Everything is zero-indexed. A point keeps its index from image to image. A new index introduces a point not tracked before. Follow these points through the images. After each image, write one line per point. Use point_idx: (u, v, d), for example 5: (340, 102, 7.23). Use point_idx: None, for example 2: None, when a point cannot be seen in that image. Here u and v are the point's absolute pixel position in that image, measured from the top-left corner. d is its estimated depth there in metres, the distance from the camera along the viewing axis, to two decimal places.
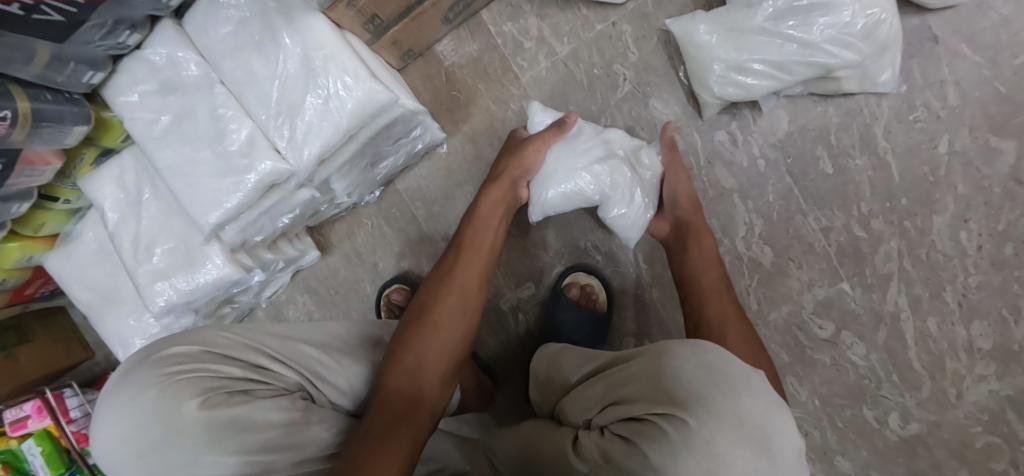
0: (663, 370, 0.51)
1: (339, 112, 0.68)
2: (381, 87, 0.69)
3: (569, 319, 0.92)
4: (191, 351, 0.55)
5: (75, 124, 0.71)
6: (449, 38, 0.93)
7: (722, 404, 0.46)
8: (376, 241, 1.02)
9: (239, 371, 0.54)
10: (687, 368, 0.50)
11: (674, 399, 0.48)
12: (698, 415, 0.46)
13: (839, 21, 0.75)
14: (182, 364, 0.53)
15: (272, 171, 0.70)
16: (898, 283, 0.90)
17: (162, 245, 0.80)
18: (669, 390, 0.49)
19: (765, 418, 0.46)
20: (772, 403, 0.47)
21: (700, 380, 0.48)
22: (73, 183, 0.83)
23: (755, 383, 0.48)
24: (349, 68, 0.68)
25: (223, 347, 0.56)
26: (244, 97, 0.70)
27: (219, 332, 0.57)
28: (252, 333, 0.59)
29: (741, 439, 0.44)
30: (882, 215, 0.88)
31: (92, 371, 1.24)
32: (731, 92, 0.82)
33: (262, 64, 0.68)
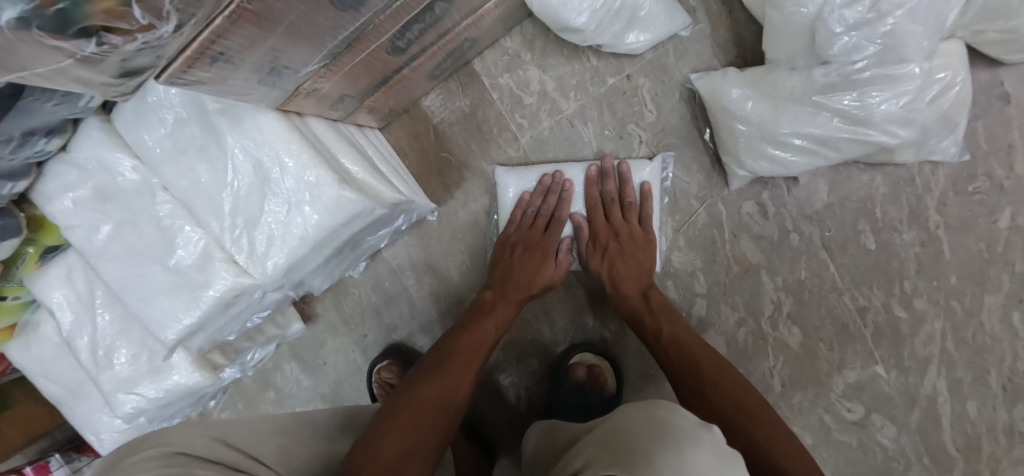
0: (613, 431, 0.49)
1: (302, 225, 0.58)
2: (353, 195, 0.57)
3: (573, 400, 0.86)
4: (158, 453, 0.44)
5: (4, 239, 0.61)
6: (437, 91, 0.80)
7: (665, 460, 0.43)
8: (365, 310, 0.93)
9: (226, 475, 0.45)
10: (631, 424, 0.48)
11: (615, 454, 0.45)
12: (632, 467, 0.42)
13: (902, 98, 0.62)
14: (160, 468, 0.42)
15: (232, 288, 0.61)
16: (938, 365, 0.81)
17: (123, 351, 0.72)
18: (612, 447, 0.46)
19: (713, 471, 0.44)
20: (721, 455, 0.46)
21: (641, 432, 0.47)
22: (20, 281, 0.73)
23: (700, 436, 0.47)
24: (312, 174, 0.56)
25: (196, 447, 0.47)
26: (193, 207, 0.59)
27: (188, 431, 0.49)
28: (224, 432, 0.52)
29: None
30: (927, 293, 0.79)
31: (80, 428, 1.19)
32: (765, 167, 0.70)
33: (210, 170, 0.57)
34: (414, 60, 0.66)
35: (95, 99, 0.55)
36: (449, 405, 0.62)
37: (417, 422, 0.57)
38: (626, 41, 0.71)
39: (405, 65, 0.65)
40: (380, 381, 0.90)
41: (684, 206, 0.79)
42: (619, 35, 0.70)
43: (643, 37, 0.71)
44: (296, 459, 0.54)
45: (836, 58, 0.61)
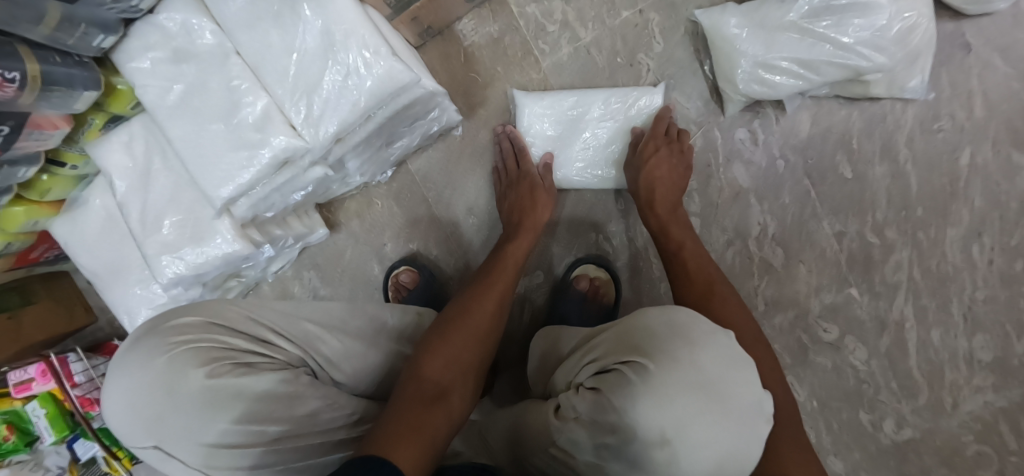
0: (638, 327, 0.57)
1: (357, 90, 0.66)
2: (401, 66, 0.66)
3: (574, 310, 0.92)
4: (200, 322, 0.61)
5: (85, 89, 0.69)
6: (470, 17, 0.90)
7: (682, 355, 0.52)
8: (385, 221, 1.01)
9: (247, 344, 0.60)
10: (652, 324, 0.56)
11: (637, 348, 0.55)
12: (655, 360, 0.52)
13: (875, 25, 0.73)
14: (195, 334, 0.59)
15: (286, 148, 0.69)
16: (905, 292, 0.90)
17: (170, 218, 0.79)
18: (635, 342, 0.56)
19: (721, 371, 0.52)
20: (733, 360, 0.53)
21: (661, 332, 0.55)
22: (82, 149, 0.81)
23: (718, 340, 0.54)
24: (370, 44, 0.65)
25: (235, 320, 0.62)
26: (261, 70, 0.68)
27: (232, 305, 0.63)
28: (267, 308, 0.65)
29: (695, 387, 0.50)
30: (897, 223, 0.88)
31: (95, 337, 1.23)
32: (757, 90, 0.80)
33: (279, 37, 0.66)
34: None
35: None
36: (490, 329, 0.69)
37: (462, 340, 0.65)
38: None
39: None
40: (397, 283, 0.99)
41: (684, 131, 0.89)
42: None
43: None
44: (323, 337, 0.66)
45: None
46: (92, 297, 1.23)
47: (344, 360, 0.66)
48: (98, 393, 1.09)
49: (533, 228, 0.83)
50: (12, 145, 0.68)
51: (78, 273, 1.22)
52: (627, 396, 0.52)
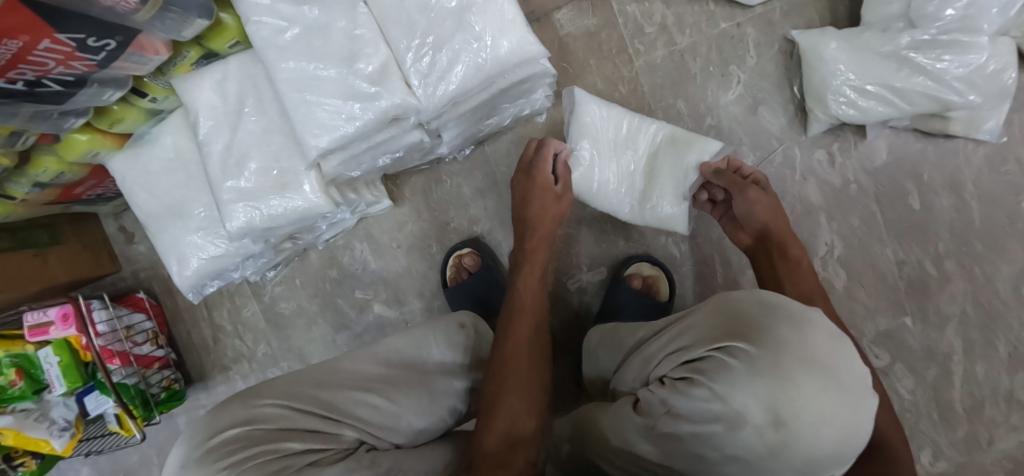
0: (725, 310, 0.55)
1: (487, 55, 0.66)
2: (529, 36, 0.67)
3: (629, 304, 0.91)
4: (242, 434, 0.53)
5: (199, 17, 0.67)
6: (570, 8, 0.91)
7: (786, 334, 0.50)
8: (451, 200, 0.99)
9: (302, 442, 0.54)
10: (743, 306, 0.54)
11: (732, 331, 0.52)
12: (757, 342, 0.50)
13: (971, 62, 0.75)
14: (241, 451, 0.52)
15: (400, 104, 0.67)
16: (956, 325, 0.93)
17: (253, 164, 0.76)
18: (727, 324, 0.53)
19: (827, 348, 0.50)
20: (833, 334, 0.51)
21: (754, 312, 0.53)
22: (166, 82, 0.77)
23: (813, 315, 0.52)
24: (506, 12, 0.66)
25: (273, 418, 0.55)
26: (387, 24, 0.67)
27: (263, 398, 0.57)
28: (297, 387, 0.59)
29: (806, 365, 0.48)
30: (956, 256, 0.91)
31: (115, 287, 1.17)
32: (848, 112, 0.82)
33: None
34: None
35: None
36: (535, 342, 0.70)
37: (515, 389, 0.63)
38: None
39: None
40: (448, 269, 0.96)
41: (765, 145, 0.90)
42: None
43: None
44: (368, 400, 0.61)
45: (924, 20, 0.75)
46: (119, 246, 1.17)
47: (395, 417, 0.61)
48: (120, 346, 1.01)
49: (546, 234, 0.82)
50: (110, 64, 0.65)
51: (107, 219, 1.16)
52: (733, 383, 0.49)
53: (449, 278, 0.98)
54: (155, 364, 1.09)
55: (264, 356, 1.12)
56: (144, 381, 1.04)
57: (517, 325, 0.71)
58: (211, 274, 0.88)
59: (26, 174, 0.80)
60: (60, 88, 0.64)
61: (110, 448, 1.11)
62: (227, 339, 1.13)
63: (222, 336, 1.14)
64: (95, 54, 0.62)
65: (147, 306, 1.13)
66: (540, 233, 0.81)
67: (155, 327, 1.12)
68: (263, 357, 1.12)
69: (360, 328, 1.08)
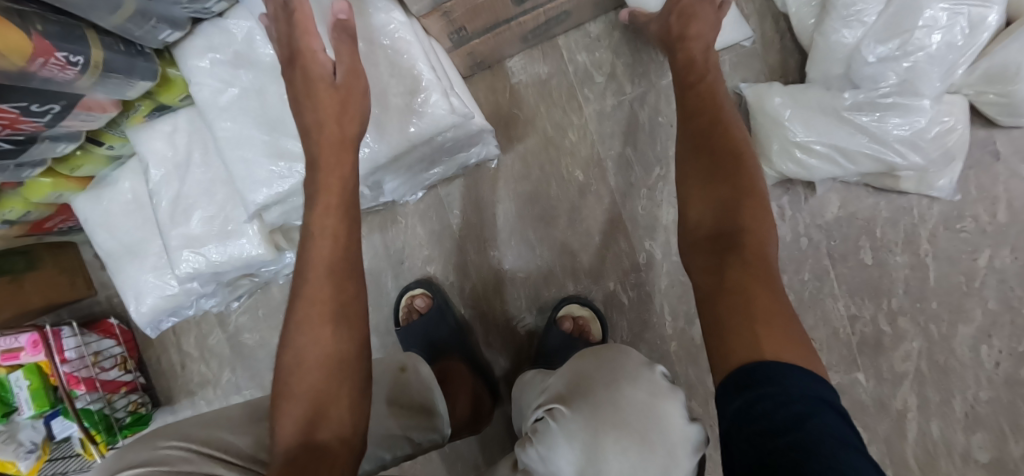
0: (573, 372, 0.58)
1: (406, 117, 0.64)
2: (451, 110, 0.64)
3: (560, 347, 0.91)
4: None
5: (142, 79, 0.69)
6: (521, 56, 0.92)
7: (603, 394, 0.53)
8: (407, 240, 1.01)
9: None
10: (581, 364, 0.57)
11: (562, 395, 0.55)
12: (572, 406, 0.53)
13: (914, 125, 0.75)
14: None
15: None
16: (911, 382, 0.91)
17: (199, 212, 0.79)
18: (569, 383, 0.56)
19: (647, 409, 0.51)
20: (655, 393, 0.52)
21: (589, 366, 0.57)
22: (122, 132, 0.80)
23: (640, 378, 0.53)
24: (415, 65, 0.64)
25: (176, 461, 0.51)
26: None
27: (164, 441, 0.53)
28: (209, 432, 0.57)
29: (610, 425, 0.51)
30: (910, 313, 0.89)
31: (90, 311, 1.21)
32: (792, 169, 0.82)
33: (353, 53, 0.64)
34: (522, 16, 0.78)
35: (219, 6, 0.68)
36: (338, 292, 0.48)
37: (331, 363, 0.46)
38: None
39: (514, 17, 0.77)
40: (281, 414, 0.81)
41: None
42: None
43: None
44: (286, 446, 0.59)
45: (866, 81, 0.74)
46: (96, 271, 1.21)
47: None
48: (86, 372, 1.04)
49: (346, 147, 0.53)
50: (58, 123, 0.68)
51: (85, 245, 1.20)
52: (549, 445, 0.52)
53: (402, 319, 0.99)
54: (122, 388, 1.12)
55: (227, 383, 1.15)
56: (109, 406, 1.07)
57: (312, 274, 0.48)
58: (166, 311, 0.91)
59: None
60: (11, 146, 0.67)
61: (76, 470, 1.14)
62: (194, 365, 1.16)
63: (188, 363, 1.17)
64: (41, 117, 0.65)
65: (119, 332, 1.16)
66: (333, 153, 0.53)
67: (125, 352, 1.15)
68: (226, 384, 1.15)
69: None
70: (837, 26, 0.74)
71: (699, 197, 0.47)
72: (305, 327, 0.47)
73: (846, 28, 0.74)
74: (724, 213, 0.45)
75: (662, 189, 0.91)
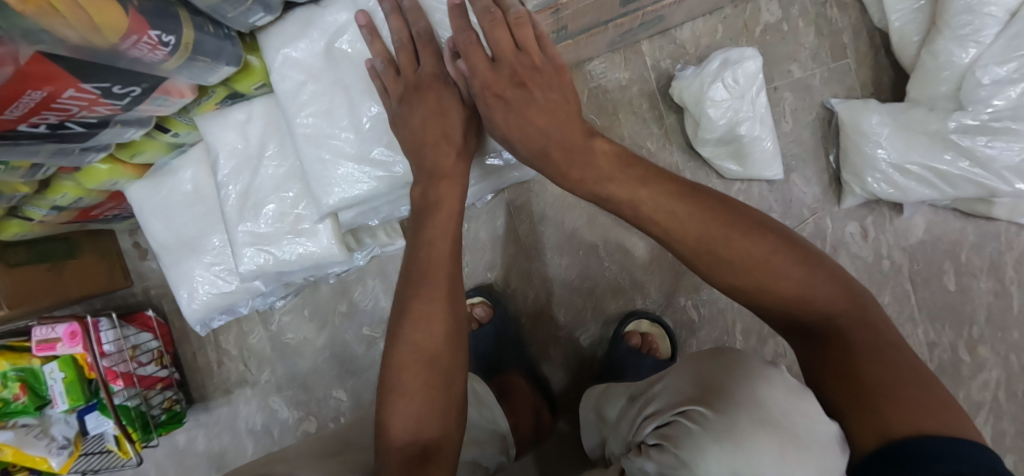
0: (696, 373, 0.48)
1: None
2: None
3: (628, 368, 0.88)
4: None
5: (226, 65, 0.65)
6: (602, 59, 0.88)
7: (741, 395, 0.43)
8: (468, 244, 0.96)
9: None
10: (707, 370, 0.47)
11: (695, 397, 0.45)
12: (714, 406, 0.43)
13: (1023, 150, 0.72)
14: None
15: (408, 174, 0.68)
16: (987, 414, 0.88)
17: (269, 208, 0.74)
18: (698, 387, 0.46)
19: (792, 406, 0.41)
20: (796, 392, 0.42)
21: (716, 371, 0.47)
22: (189, 119, 0.75)
23: (772, 372, 0.44)
24: None
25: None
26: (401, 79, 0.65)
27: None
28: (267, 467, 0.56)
29: (762, 425, 0.40)
30: (991, 343, 0.87)
31: (124, 302, 1.16)
32: (885, 189, 0.79)
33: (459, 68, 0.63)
34: (619, 18, 0.74)
35: None
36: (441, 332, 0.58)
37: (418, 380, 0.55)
38: (768, 171, 0.84)
39: (610, 19, 0.74)
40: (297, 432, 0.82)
41: (795, 213, 0.87)
42: (713, 150, 0.83)
43: (730, 166, 0.84)
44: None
45: (976, 103, 0.71)
46: (132, 261, 1.16)
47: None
48: (124, 367, 0.99)
49: (450, 216, 0.63)
50: (133, 107, 0.64)
51: (122, 234, 1.15)
52: (692, 449, 0.42)
53: None
54: (158, 384, 1.07)
55: (267, 383, 1.11)
56: (146, 403, 1.03)
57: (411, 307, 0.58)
58: (220, 308, 0.87)
59: (46, 198, 0.78)
60: (82, 129, 0.63)
61: (108, 467, 1.10)
62: (232, 363, 1.12)
63: (226, 360, 1.12)
64: (120, 99, 0.61)
65: (155, 325, 1.11)
66: (429, 298, 0.58)
67: (161, 346, 1.11)
68: (266, 384, 1.11)
69: (366, 363, 1.06)
70: (950, 45, 0.71)
71: (742, 286, 0.51)
72: (394, 401, 0.54)
73: (960, 47, 0.70)
74: (766, 282, 0.50)
75: (742, 204, 0.88)
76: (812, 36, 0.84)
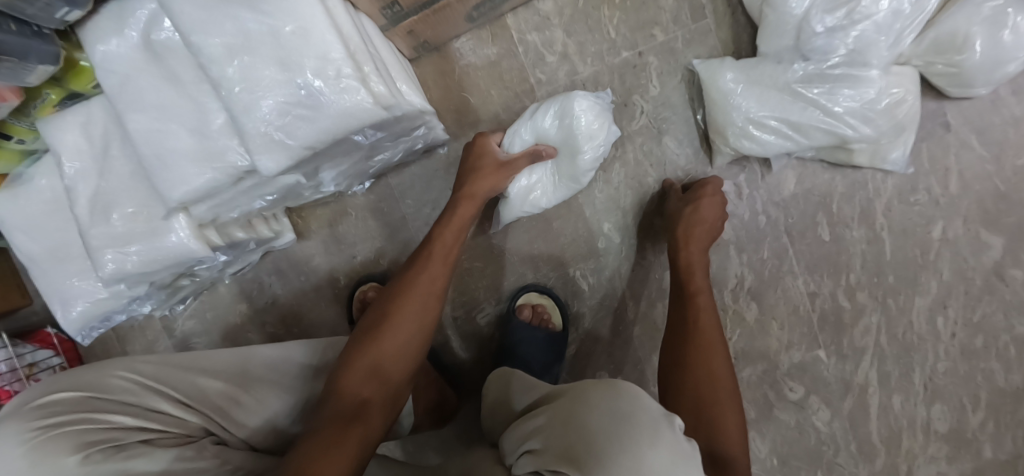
0: (578, 419, 0.49)
1: (315, 107, 0.59)
2: (374, 104, 0.60)
3: (523, 340, 0.89)
4: (75, 398, 0.51)
5: (41, 63, 0.63)
6: (469, 36, 0.88)
7: (620, 458, 0.44)
8: (359, 232, 0.97)
9: (133, 419, 0.52)
10: (590, 421, 0.48)
11: (574, 453, 0.46)
12: (590, 471, 0.44)
13: (863, 96, 0.74)
14: (64, 413, 0.49)
15: (246, 163, 0.66)
16: (871, 357, 0.91)
17: (122, 209, 0.73)
18: (574, 439, 0.48)
19: (671, 475, 0.44)
20: (674, 453, 0.45)
21: (602, 422, 0.48)
22: (31, 124, 0.73)
23: (662, 433, 0.46)
24: (330, 53, 0.58)
25: (116, 390, 0.53)
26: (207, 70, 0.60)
27: (117, 368, 0.56)
28: (159, 366, 0.58)
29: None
30: (868, 288, 0.89)
31: (26, 322, 1.13)
32: (747, 145, 0.80)
33: (272, 52, 0.58)
34: None
35: None
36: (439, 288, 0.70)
37: (407, 321, 0.65)
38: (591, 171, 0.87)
39: None
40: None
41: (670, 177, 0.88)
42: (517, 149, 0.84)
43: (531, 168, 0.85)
44: (223, 391, 0.58)
45: (815, 53, 0.73)
46: (30, 279, 1.13)
47: (250, 417, 0.59)
48: None
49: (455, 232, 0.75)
50: None
51: (16, 252, 1.12)
52: None
53: (354, 313, 0.96)
54: None
55: None
56: None
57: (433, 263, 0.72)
58: (100, 317, 0.86)
59: None
60: None
61: None
62: None
63: None
64: None
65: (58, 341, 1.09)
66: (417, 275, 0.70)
67: (64, 363, 1.08)
68: None
69: None
70: None
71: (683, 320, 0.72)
72: (371, 346, 0.62)
73: None
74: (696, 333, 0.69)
75: (618, 171, 0.89)
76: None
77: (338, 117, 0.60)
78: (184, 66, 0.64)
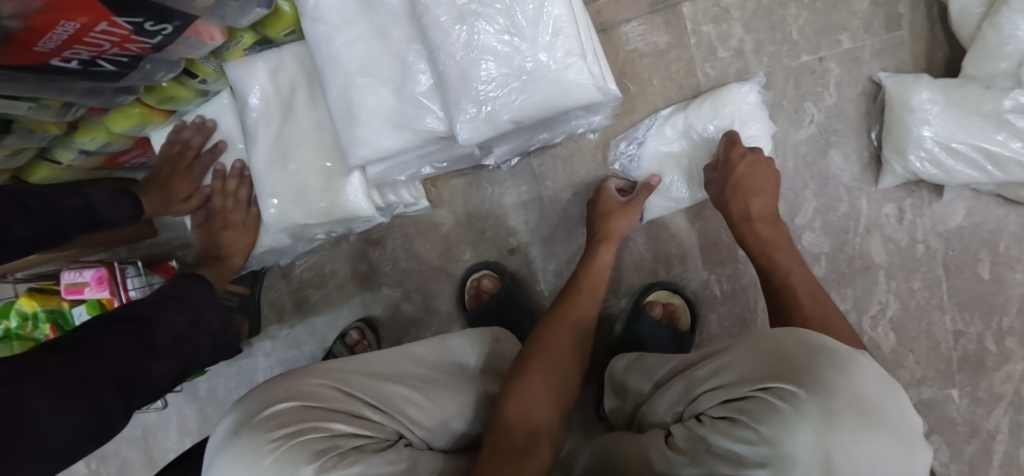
0: (770, 348, 0.45)
1: (533, 80, 0.58)
2: (591, 85, 0.59)
3: (651, 336, 0.88)
4: (291, 408, 0.50)
5: (257, 7, 0.64)
6: (641, 21, 0.85)
7: (834, 377, 0.40)
8: (492, 207, 0.96)
9: (348, 425, 0.50)
10: (786, 346, 0.44)
11: (779, 373, 0.42)
12: (805, 385, 0.40)
13: None
14: (290, 424, 0.48)
15: (442, 129, 0.65)
16: (1007, 405, 0.86)
17: (300, 159, 0.74)
18: (771, 365, 0.43)
19: (882, 396, 0.40)
20: (882, 378, 0.41)
21: (796, 349, 0.43)
22: (217, 64, 0.74)
23: (863, 359, 0.42)
24: (560, 28, 0.57)
25: (324, 396, 0.52)
26: (429, 33, 0.59)
27: (313, 376, 0.54)
28: (352, 373, 0.56)
29: (861, 417, 0.38)
30: (1019, 335, 0.85)
31: (151, 251, 1.17)
32: (929, 170, 0.76)
33: (503, 22, 0.57)
34: None
35: None
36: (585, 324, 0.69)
37: (564, 353, 0.64)
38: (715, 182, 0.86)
39: None
40: (349, 328, 1.03)
41: (831, 192, 0.85)
42: (661, 158, 0.86)
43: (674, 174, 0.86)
44: (403, 392, 0.57)
45: None
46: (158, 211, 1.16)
47: (431, 419, 0.57)
48: None
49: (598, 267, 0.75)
50: (165, 47, 0.62)
51: None
52: (776, 427, 0.39)
53: (466, 301, 0.98)
54: None
55: (286, 338, 1.08)
56: None
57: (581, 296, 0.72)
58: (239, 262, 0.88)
59: (75, 141, 0.76)
60: (113, 68, 0.62)
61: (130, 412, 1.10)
62: None
63: None
64: (152, 38, 0.59)
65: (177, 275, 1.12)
66: (566, 311, 0.69)
67: None
68: (285, 339, 1.08)
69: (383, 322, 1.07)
70: (1016, 17, 0.67)
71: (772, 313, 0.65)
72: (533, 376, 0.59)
73: None
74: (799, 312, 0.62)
75: None
76: (866, 5, 0.80)
77: (555, 94, 0.59)
78: (394, 26, 0.63)
